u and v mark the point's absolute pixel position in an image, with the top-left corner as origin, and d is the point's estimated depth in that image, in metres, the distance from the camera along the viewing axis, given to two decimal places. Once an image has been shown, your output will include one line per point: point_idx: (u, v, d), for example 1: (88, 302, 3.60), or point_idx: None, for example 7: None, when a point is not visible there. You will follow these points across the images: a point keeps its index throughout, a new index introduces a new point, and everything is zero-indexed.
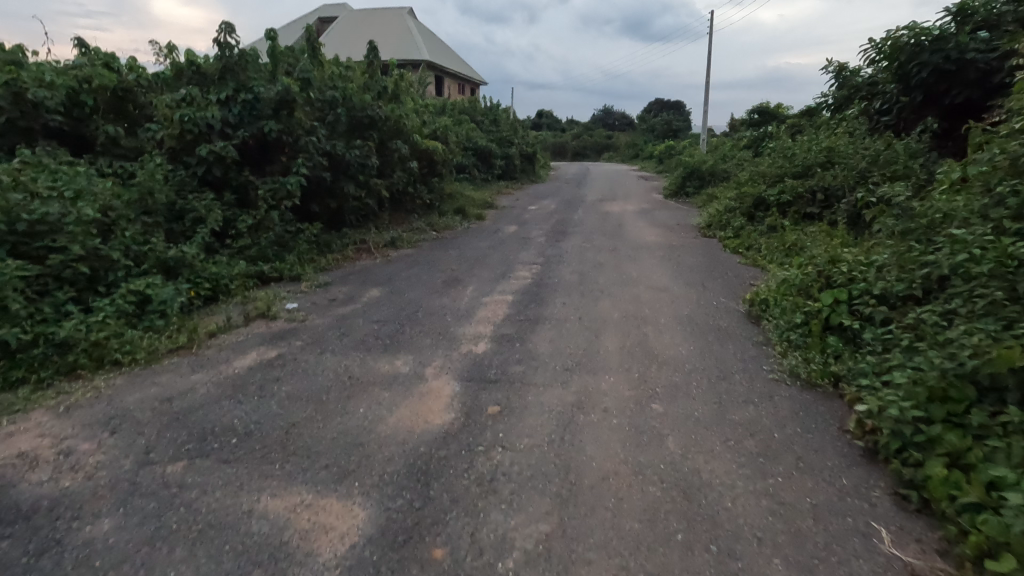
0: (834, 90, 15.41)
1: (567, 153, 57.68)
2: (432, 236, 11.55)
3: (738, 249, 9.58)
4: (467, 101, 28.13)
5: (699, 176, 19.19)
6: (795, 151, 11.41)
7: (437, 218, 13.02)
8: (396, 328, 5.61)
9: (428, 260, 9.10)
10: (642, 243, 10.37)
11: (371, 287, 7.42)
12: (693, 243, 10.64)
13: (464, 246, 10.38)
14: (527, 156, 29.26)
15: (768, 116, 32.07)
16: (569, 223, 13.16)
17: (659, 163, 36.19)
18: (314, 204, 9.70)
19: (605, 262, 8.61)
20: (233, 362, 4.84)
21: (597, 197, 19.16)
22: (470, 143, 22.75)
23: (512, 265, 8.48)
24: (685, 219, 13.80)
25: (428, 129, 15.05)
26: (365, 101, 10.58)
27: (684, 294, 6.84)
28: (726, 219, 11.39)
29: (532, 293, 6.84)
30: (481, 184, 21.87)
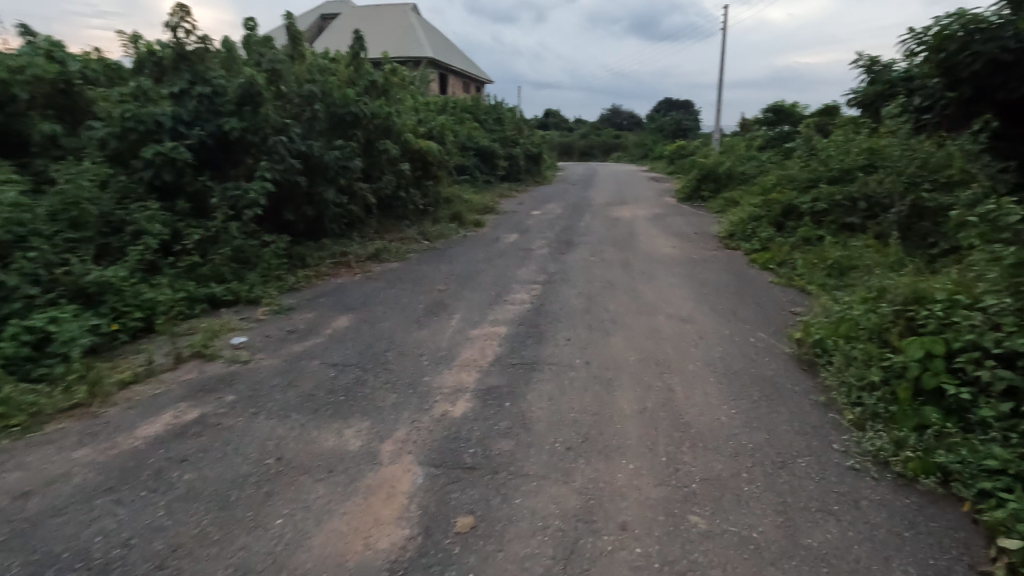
0: (863, 85, 14.20)
1: (575, 153, 56.43)
2: (423, 246, 10.44)
3: (768, 266, 8.41)
4: (468, 100, 26.99)
5: (714, 179, 17.97)
6: (829, 154, 10.19)
7: (431, 225, 11.91)
8: (357, 376, 4.50)
9: (416, 277, 8.02)
10: (657, 257, 9.20)
11: (342, 313, 6.32)
12: (714, 256, 9.47)
13: (458, 258, 9.28)
14: (531, 157, 28.08)
15: (783, 115, 30.72)
16: (575, 231, 12.03)
17: (669, 164, 34.91)
18: (287, 213, 8.62)
19: (617, 281, 7.45)
20: (136, 429, 3.74)
21: (605, 201, 17.97)
22: (471, 143, 21.64)
23: (509, 285, 7.35)
24: (702, 227, 12.61)
25: (422, 128, 13.93)
26: (347, 96, 9.48)
27: (713, 326, 5.69)
28: (750, 229, 10.19)
29: (530, 324, 5.71)
30: (482, 186, 20.72)
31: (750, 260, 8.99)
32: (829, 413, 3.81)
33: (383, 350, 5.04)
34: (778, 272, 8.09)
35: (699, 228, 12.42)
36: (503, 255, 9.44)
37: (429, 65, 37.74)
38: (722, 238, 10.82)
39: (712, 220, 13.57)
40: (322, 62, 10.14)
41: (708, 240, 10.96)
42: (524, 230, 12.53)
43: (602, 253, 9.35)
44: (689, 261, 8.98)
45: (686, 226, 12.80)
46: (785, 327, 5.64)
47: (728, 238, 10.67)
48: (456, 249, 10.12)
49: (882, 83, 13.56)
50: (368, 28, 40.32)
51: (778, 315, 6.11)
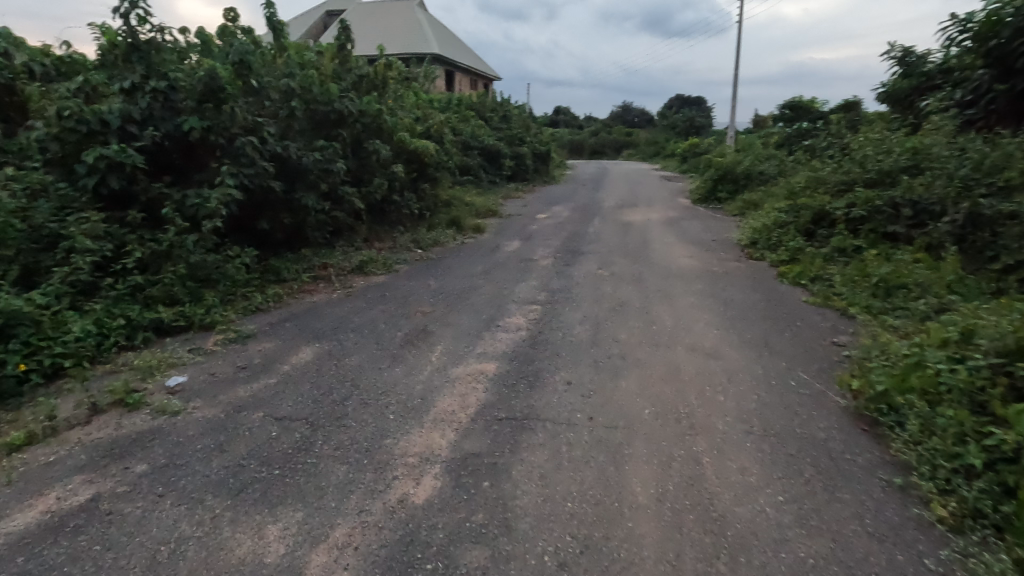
0: (896, 79, 13.15)
1: (585, 151, 55.33)
2: (416, 255, 9.57)
3: (799, 281, 7.45)
4: (475, 97, 26.13)
5: (731, 180, 16.93)
6: (864, 153, 9.18)
7: (426, 231, 11.06)
8: (305, 434, 3.65)
9: (403, 293, 7.16)
10: (673, 269, 8.27)
11: (309, 341, 5.47)
12: (737, 267, 8.51)
13: (452, 271, 8.42)
14: (538, 156, 27.13)
15: (802, 111, 29.51)
16: (583, 238, 11.10)
17: (683, 162, 33.78)
18: (260, 221, 7.79)
19: (628, 301, 6.54)
20: (7, 518, 2.92)
21: (616, 204, 17.01)
22: (476, 142, 20.79)
23: (504, 305, 6.45)
24: (721, 233, 11.62)
25: (420, 127, 13.06)
26: (329, 92, 8.63)
27: (743, 363, 4.77)
28: (776, 238, 9.21)
29: (523, 360, 4.83)
30: (486, 188, 19.84)
31: (778, 273, 8.03)
32: (906, 503, 2.90)
33: (345, 395, 4.19)
34: (812, 289, 7.14)
35: (717, 234, 11.45)
36: (501, 267, 8.56)
37: (436, 62, 36.89)
38: (743, 247, 9.85)
39: (732, 225, 12.57)
40: (304, 54, 9.30)
41: (728, 248, 9.99)
42: (528, 236, 11.63)
43: (610, 265, 8.43)
44: (709, 274, 8.05)
45: (703, 232, 11.83)
46: (829, 365, 4.70)
47: (750, 247, 9.69)
48: (451, 260, 9.25)
49: (918, 75, 12.47)
50: (373, 25, 39.56)
51: (819, 347, 5.17)
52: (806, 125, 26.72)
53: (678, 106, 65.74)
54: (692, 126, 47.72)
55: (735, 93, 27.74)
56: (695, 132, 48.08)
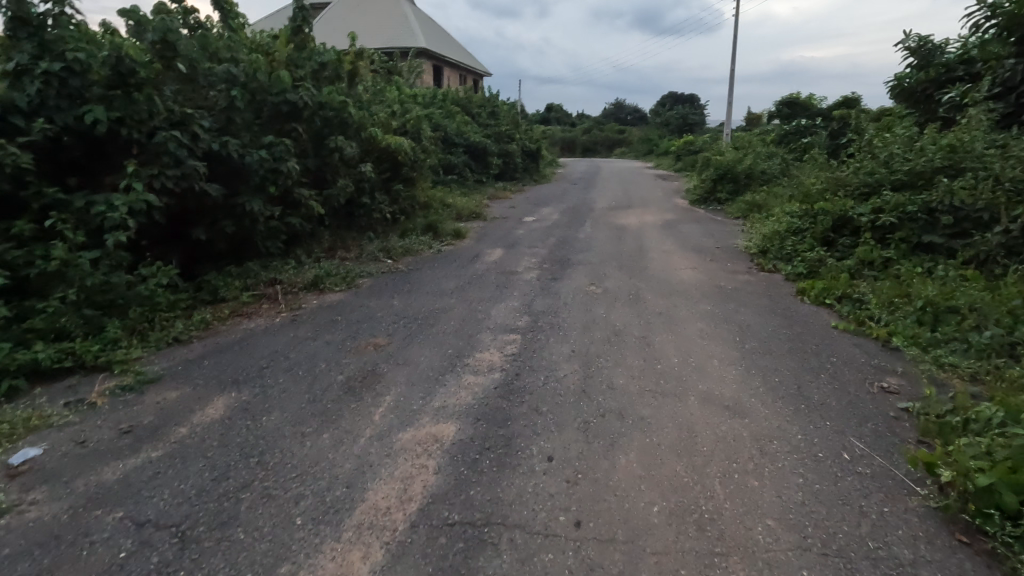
0: (911, 71, 12.18)
1: (576, 149, 54.28)
2: (384, 267, 8.47)
3: (823, 300, 6.43)
4: (461, 92, 24.96)
5: (731, 179, 15.91)
6: (888, 152, 8.18)
7: (399, 237, 9.95)
8: (167, 556, 2.54)
9: (361, 315, 6.08)
10: (675, 284, 7.23)
11: (226, 387, 4.36)
12: (747, 281, 7.49)
13: (423, 285, 7.36)
14: (528, 154, 26.03)
15: (799, 108, 28.63)
16: (574, 244, 10.04)
17: (677, 160, 32.85)
18: (195, 231, 6.66)
19: (625, 328, 5.47)
20: None
21: (609, 205, 15.96)
22: (461, 139, 19.65)
23: (477, 333, 5.36)
24: (724, 238, 10.59)
25: (395, 122, 11.92)
26: (280, 80, 7.50)
27: (774, 422, 3.72)
28: (790, 247, 8.18)
29: (493, 419, 3.75)
30: (471, 188, 18.73)
31: (795, 290, 7.02)
32: None
33: (247, 480, 3.10)
34: (840, 311, 6.12)
35: (719, 240, 10.42)
36: (480, 280, 7.50)
37: (422, 56, 35.66)
38: (751, 256, 8.84)
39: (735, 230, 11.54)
40: (253, 38, 8.15)
41: (735, 257, 8.95)
42: (513, 243, 10.56)
43: (603, 279, 7.38)
44: (717, 289, 7.02)
45: (705, 237, 10.79)
46: (886, 426, 3.66)
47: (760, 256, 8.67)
48: (424, 272, 8.15)
49: (936, 67, 11.47)
50: (357, 18, 38.23)
51: (865, 395, 4.14)
52: (804, 123, 25.86)
53: (671, 103, 64.87)
54: (685, 123, 46.81)
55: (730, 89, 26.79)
56: (689, 129, 47.17)
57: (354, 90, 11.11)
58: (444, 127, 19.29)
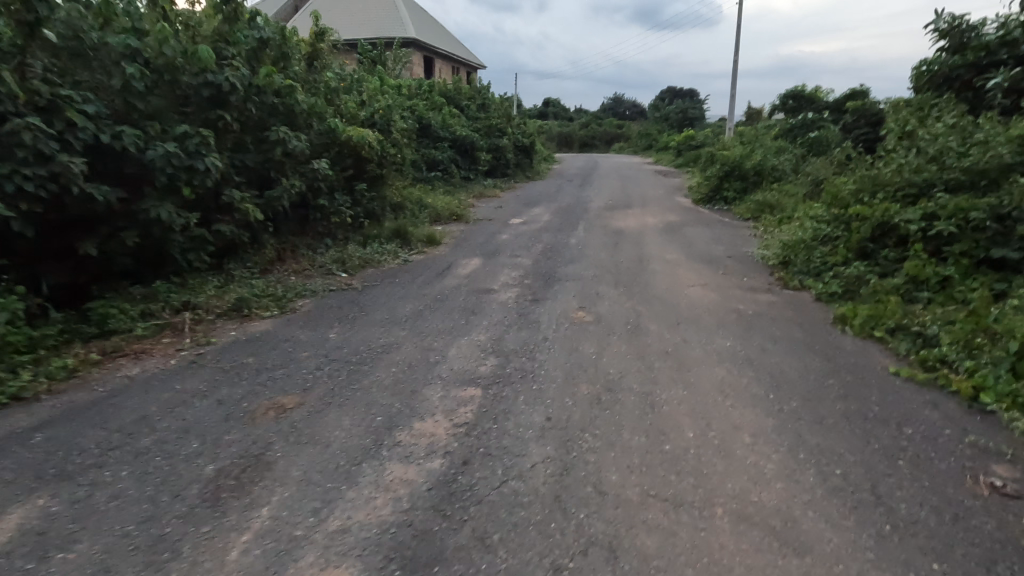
0: (944, 54, 10.78)
1: (574, 144, 52.86)
2: (335, 283, 7.12)
3: (872, 333, 5.10)
4: (449, 84, 23.52)
5: (739, 177, 14.52)
6: (938, 147, 6.81)
7: (359, 245, 8.59)
8: None
9: (280, 355, 4.70)
10: (684, 307, 5.87)
11: (39, 484, 3.01)
12: (770, 303, 6.14)
13: (375, 308, 6.00)
14: (520, 149, 24.59)
15: (804, 100, 27.22)
16: (563, 252, 8.68)
17: (678, 156, 31.44)
18: (81, 244, 5.30)
19: (621, 379, 4.13)
20: None
21: (605, 205, 14.59)
22: (446, 133, 18.24)
23: (421, 388, 4.01)
24: (736, 246, 9.24)
25: (362, 113, 10.53)
26: (197, 57, 6.13)
27: (852, 564, 2.38)
28: (820, 260, 6.84)
29: (412, 559, 2.42)
30: (456, 186, 17.31)
31: (831, 317, 5.69)
32: None
33: None
34: (895, 349, 4.79)
35: (730, 248, 9.06)
36: (443, 302, 6.14)
37: (412, 47, 34.12)
38: (772, 270, 7.50)
39: (747, 236, 10.17)
40: (173, 8, 6.76)
41: (752, 269, 7.61)
42: (493, 250, 9.20)
43: (595, 302, 6.03)
44: (735, 316, 5.66)
45: (713, 244, 9.45)
46: None
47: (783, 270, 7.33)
48: (381, 290, 6.81)
49: (974, 50, 10.07)
50: (345, 7, 36.65)
51: (973, 503, 2.80)
52: (811, 116, 24.46)
53: (670, 96, 63.33)
54: (685, 118, 45.34)
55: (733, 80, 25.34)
56: (689, 124, 45.70)
57: (311, 75, 9.68)
58: (427, 120, 17.84)
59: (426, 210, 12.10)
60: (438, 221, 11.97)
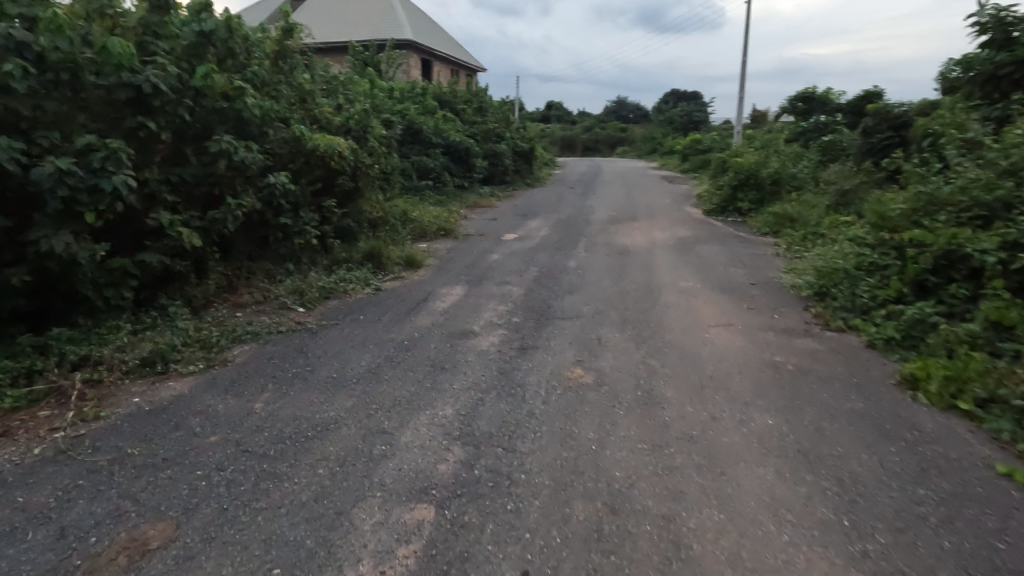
0: (989, 50, 9.54)
1: (577, 147, 51.77)
2: (287, 322, 6.02)
3: (955, 403, 3.94)
4: (445, 86, 22.48)
5: (754, 186, 13.35)
6: (1012, 160, 5.65)
7: (325, 271, 7.49)
8: None
9: (182, 439, 3.59)
10: (707, 360, 4.73)
11: None
12: (812, 352, 5.00)
13: (327, 360, 4.89)
14: (519, 155, 23.50)
15: (816, 103, 26.04)
16: (560, 278, 7.55)
17: (684, 160, 30.31)
18: None
19: (631, 488, 2.99)
20: None
21: (608, 216, 13.45)
22: (438, 138, 17.16)
23: (353, 505, 2.88)
24: (759, 269, 8.10)
25: (336, 119, 9.44)
26: (110, 54, 5.05)
27: None
28: (868, 295, 5.69)
29: None
30: (449, 195, 16.24)
31: (890, 374, 4.55)
32: None
33: None
34: (988, 430, 3.65)
35: (752, 272, 7.92)
36: (410, 350, 5.01)
37: (408, 49, 33.10)
38: (805, 303, 6.35)
39: (770, 257, 9.01)
40: None
41: (782, 301, 6.46)
42: (480, 274, 8.08)
43: (595, 352, 4.90)
44: (772, 372, 4.52)
45: (732, 266, 8.31)
46: None
47: (820, 304, 6.18)
48: (339, 332, 5.68)
49: None
50: (340, 8, 35.66)
51: None
52: (824, 119, 23.30)
53: (674, 99, 62.24)
54: (690, 121, 44.22)
55: (742, 82, 24.18)
56: (694, 127, 44.57)
57: (275, 76, 8.59)
58: (418, 125, 16.75)
59: (410, 225, 10.99)
60: (423, 237, 10.86)
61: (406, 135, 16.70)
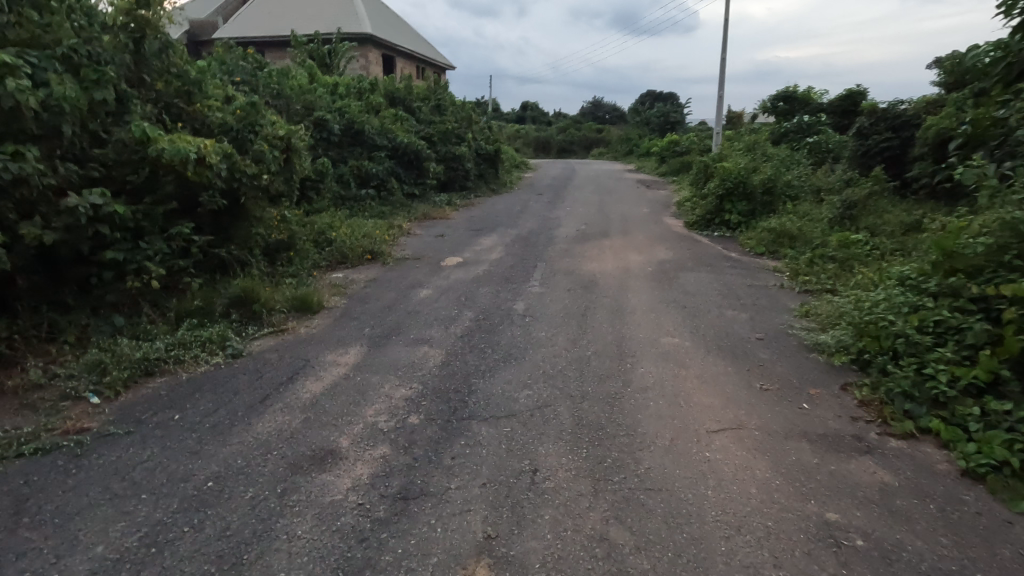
0: None
1: (552, 149, 50.00)
2: (57, 422, 3.87)
3: None
4: (400, 83, 20.37)
5: (744, 196, 11.48)
6: None
7: (169, 327, 5.35)
8: None
9: None
10: (715, 528, 2.73)
11: None
12: (881, 494, 3.03)
13: (45, 536, 2.74)
14: (483, 158, 21.42)
15: (797, 102, 24.57)
16: (499, 332, 5.49)
17: (661, 163, 28.65)
18: None
19: None
20: None
21: (575, 232, 11.46)
22: (383, 140, 15.06)
23: None
24: (763, 313, 6.17)
25: (215, 116, 7.30)
26: None
27: None
28: (946, 379, 3.81)
29: None
30: (396, 205, 14.15)
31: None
32: None
33: None
34: None
35: (755, 319, 5.97)
36: (204, 508, 2.90)
37: (367, 44, 30.82)
38: (842, 379, 4.42)
39: (774, 292, 7.08)
40: None
41: (809, 374, 4.51)
42: (394, 322, 5.99)
43: (523, 510, 2.86)
44: (834, 563, 2.52)
45: (730, 308, 6.36)
46: None
47: (867, 382, 4.26)
48: (125, 448, 3.55)
49: None
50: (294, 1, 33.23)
51: None
52: (807, 119, 21.83)
53: (650, 100, 60.90)
54: (667, 122, 42.69)
55: (721, 79, 22.51)
56: (671, 128, 43.06)
57: (119, 60, 6.43)
58: (359, 125, 14.59)
59: (327, 250, 8.82)
60: (343, 264, 8.72)
61: (346, 137, 14.53)
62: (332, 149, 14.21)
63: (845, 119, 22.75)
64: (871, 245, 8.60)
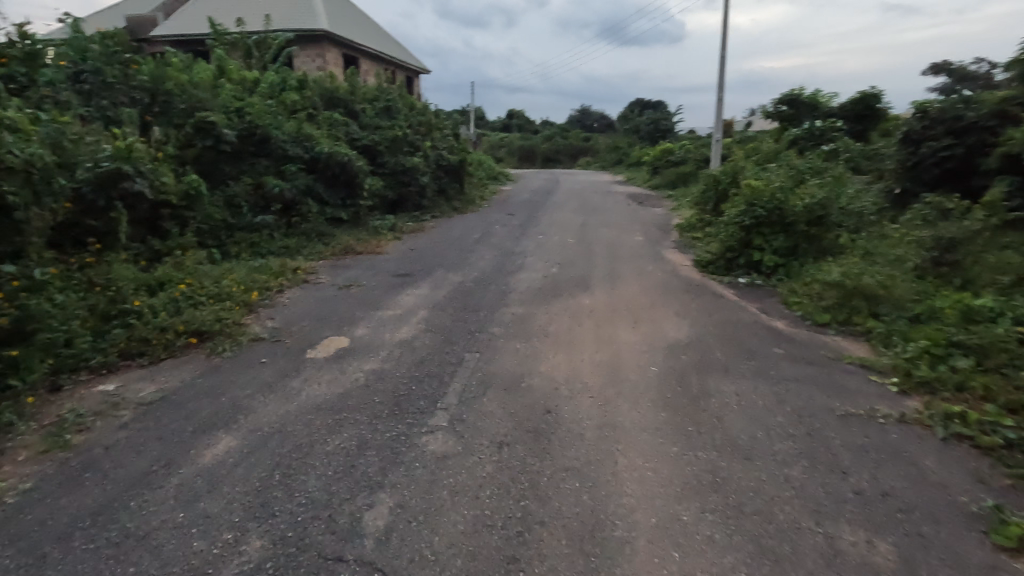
0: None
1: (536, 159, 46.79)
2: None
3: None
4: (340, 80, 16.86)
5: (780, 226, 8.08)
6: None
7: None
8: None
9: None
10: None
11: None
12: None
13: None
14: (444, 170, 17.92)
15: (804, 105, 21.35)
16: None
17: (654, 175, 25.42)
18: None
19: None
20: None
21: (541, 280, 8.03)
22: (299, 150, 11.57)
23: None
24: (923, 542, 2.73)
25: None
26: None
27: None
28: None
29: None
30: (309, 236, 10.68)
31: None
32: None
33: None
34: None
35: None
36: None
37: (324, 42, 27.29)
38: None
39: (902, 447, 3.62)
40: None
41: None
42: None
43: None
44: None
45: (841, 515, 2.90)
46: None
47: None
48: None
49: None
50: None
51: None
52: (819, 125, 18.67)
53: (638, 109, 57.82)
54: (656, 130, 39.52)
55: (721, 78, 19.25)
56: (661, 135, 39.92)
57: None
58: (264, 129, 11.02)
59: (110, 334, 5.27)
60: (136, 358, 5.17)
61: (246, 145, 10.96)
62: (223, 161, 10.64)
63: (860, 125, 19.77)
64: (1013, 320, 5.26)
